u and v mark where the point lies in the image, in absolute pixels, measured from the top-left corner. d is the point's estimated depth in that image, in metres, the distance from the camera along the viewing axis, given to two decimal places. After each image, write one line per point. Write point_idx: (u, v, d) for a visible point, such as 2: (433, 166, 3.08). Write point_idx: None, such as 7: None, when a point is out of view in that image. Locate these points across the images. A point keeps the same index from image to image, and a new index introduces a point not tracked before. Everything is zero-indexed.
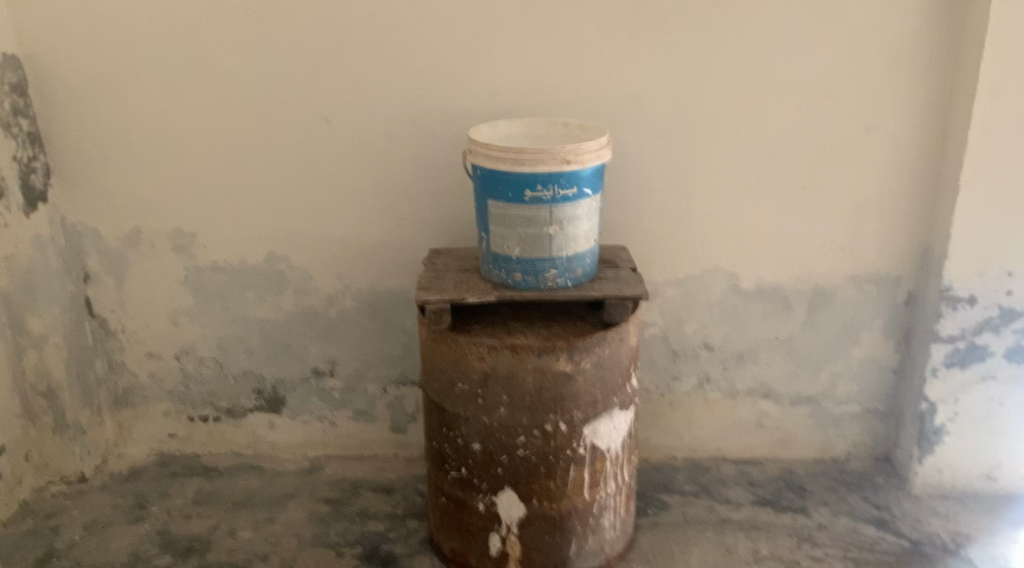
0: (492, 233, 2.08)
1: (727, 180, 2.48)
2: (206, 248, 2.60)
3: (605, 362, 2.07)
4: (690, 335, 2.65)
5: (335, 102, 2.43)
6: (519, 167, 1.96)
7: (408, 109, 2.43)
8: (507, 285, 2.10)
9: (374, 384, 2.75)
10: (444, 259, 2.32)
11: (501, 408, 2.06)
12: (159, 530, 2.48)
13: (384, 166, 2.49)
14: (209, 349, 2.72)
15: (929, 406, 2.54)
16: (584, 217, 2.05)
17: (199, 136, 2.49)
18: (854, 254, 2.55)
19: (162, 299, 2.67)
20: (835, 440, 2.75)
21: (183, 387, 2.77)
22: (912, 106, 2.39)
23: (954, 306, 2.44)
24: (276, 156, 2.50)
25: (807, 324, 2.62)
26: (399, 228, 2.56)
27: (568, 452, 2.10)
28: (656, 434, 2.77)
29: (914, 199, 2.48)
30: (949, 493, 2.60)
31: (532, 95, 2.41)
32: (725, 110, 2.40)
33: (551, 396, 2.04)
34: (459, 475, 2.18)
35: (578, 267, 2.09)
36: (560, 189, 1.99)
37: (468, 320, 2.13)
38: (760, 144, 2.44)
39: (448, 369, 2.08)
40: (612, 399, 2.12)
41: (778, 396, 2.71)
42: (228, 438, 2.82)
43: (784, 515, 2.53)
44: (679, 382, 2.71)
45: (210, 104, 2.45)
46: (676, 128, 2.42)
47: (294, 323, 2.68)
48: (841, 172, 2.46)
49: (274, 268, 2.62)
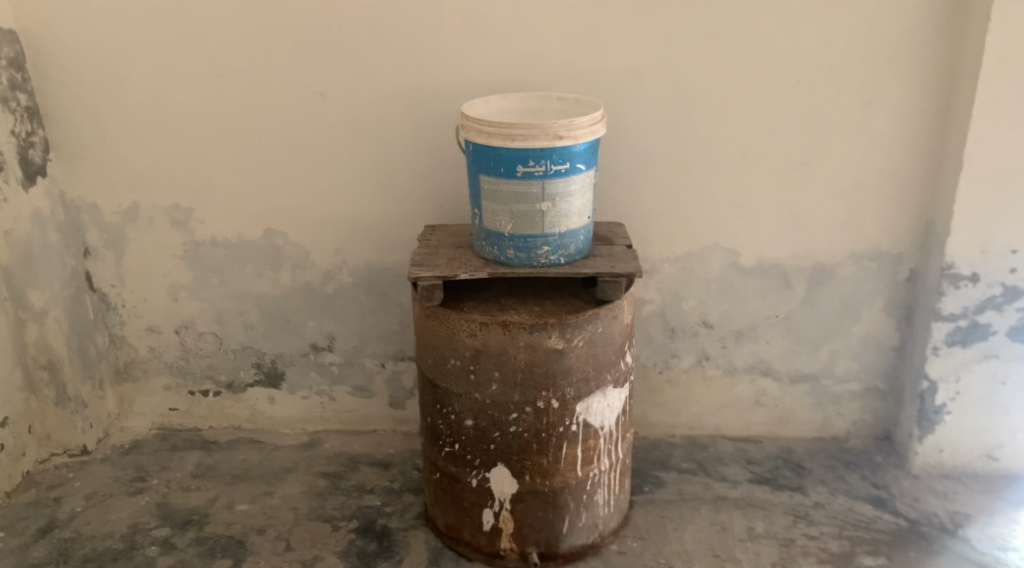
0: (484, 209, 2.06)
1: (725, 155, 2.44)
2: (204, 224, 2.61)
3: (598, 339, 2.06)
4: (688, 313, 2.64)
5: (329, 75, 2.41)
6: (510, 142, 1.94)
7: (403, 82, 2.41)
8: (500, 261, 2.08)
9: (371, 359, 2.75)
10: (438, 234, 2.31)
11: (493, 384, 2.05)
12: (159, 503, 2.51)
13: (380, 141, 2.48)
14: (208, 324, 2.73)
15: (930, 385, 2.51)
16: (577, 193, 2.03)
17: (194, 111, 2.48)
18: (855, 231, 2.51)
19: (162, 274, 2.68)
20: (834, 419, 2.73)
21: (184, 361, 2.78)
22: (915, 80, 2.34)
23: (956, 284, 2.41)
24: (271, 131, 2.49)
25: (806, 302, 2.60)
26: (395, 204, 2.55)
27: (560, 429, 2.10)
28: (653, 412, 2.76)
29: (916, 175, 2.44)
30: (949, 473, 2.58)
31: (528, 70, 2.38)
32: (723, 84, 2.37)
33: (543, 373, 2.03)
34: (452, 451, 2.18)
35: (571, 244, 2.07)
36: (552, 165, 1.96)
37: (460, 295, 2.13)
38: (758, 119, 2.40)
39: (440, 345, 2.08)
40: (605, 376, 2.11)
41: (778, 373, 2.70)
42: (228, 412, 2.84)
43: (781, 492, 2.53)
44: (677, 359, 2.70)
45: (205, 79, 2.44)
46: (673, 101, 2.39)
47: (293, 298, 2.68)
48: (841, 147, 2.42)
49: (271, 243, 2.62)
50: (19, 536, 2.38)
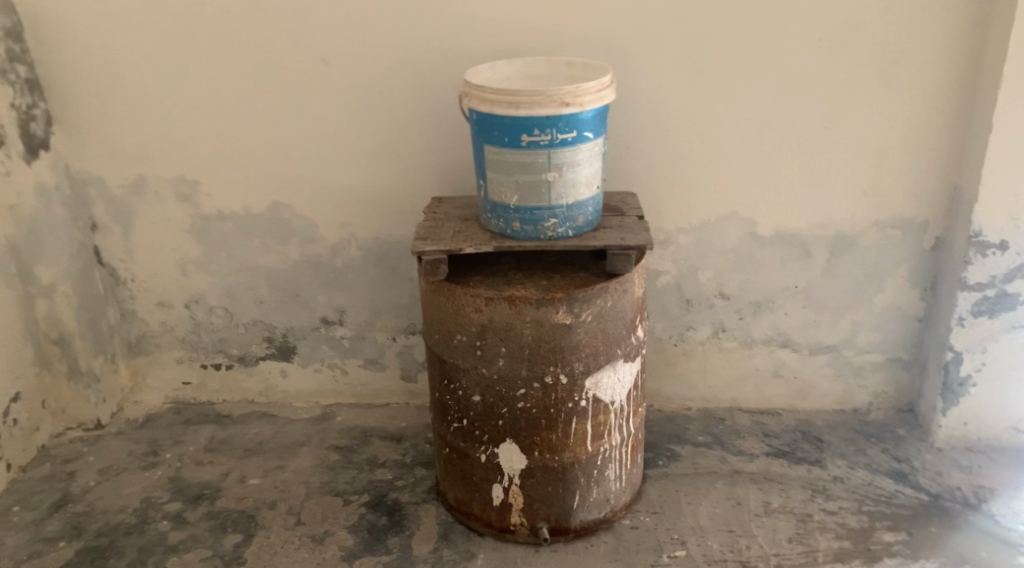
0: (489, 181, 1.99)
1: (742, 120, 2.36)
2: (211, 197, 2.58)
3: (607, 314, 2.01)
4: (704, 284, 2.57)
5: (332, 43, 2.35)
6: (514, 110, 1.86)
7: (406, 49, 2.34)
8: (506, 234, 2.03)
9: (383, 333, 2.73)
10: (445, 207, 2.25)
11: (500, 359, 2.01)
12: (172, 477, 2.52)
13: (385, 111, 2.42)
14: (219, 298, 2.71)
15: (955, 356, 2.42)
16: (585, 163, 1.96)
17: (196, 82, 2.43)
18: (878, 197, 2.42)
19: (170, 248, 2.66)
20: (855, 391, 2.66)
21: (195, 335, 2.78)
22: (943, 38, 2.23)
23: (984, 253, 2.31)
24: (276, 102, 2.44)
25: (827, 272, 2.52)
26: (402, 175, 2.50)
27: (569, 405, 2.06)
28: (669, 384, 2.71)
29: (944, 138, 2.34)
30: (975, 446, 2.50)
31: (536, 33, 2.30)
32: (740, 45, 2.27)
33: (551, 348, 1.99)
34: (461, 426, 2.15)
35: (579, 215, 2.01)
36: (558, 134, 1.89)
37: (467, 269, 2.08)
38: (776, 82, 2.31)
39: (447, 320, 2.04)
40: (615, 350, 2.06)
41: (797, 345, 2.63)
42: (241, 386, 2.84)
43: (799, 466, 2.47)
44: (693, 331, 2.64)
45: (206, 49, 2.39)
46: (689, 65, 2.30)
47: (302, 272, 2.66)
48: (864, 110, 2.33)
49: (278, 216, 2.59)
50: (34, 510, 2.40)
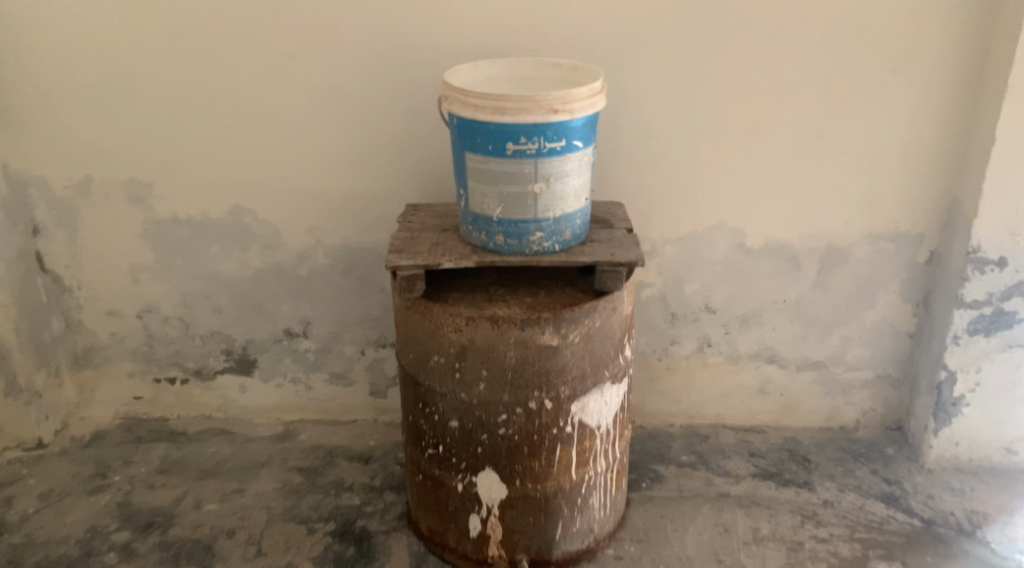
0: (470, 190, 1.85)
1: (734, 127, 2.24)
2: (165, 200, 2.39)
3: (595, 334, 1.88)
4: (691, 296, 2.45)
5: (299, 36, 2.17)
6: (499, 116, 1.72)
7: (380, 46, 2.18)
8: (488, 248, 1.88)
9: (350, 345, 2.57)
10: (421, 215, 2.10)
11: (481, 383, 1.87)
12: (120, 502, 2.33)
13: (356, 110, 2.26)
14: (173, 308, 2.53)
15: (948, 375, 2.34)
16: (574, 173, 1.82)
17: (150, 76, 2.24)
18: (872, 209, 2.32)
19: (120, 254, 2.46)
20: (844, 408, 2.57)
21: (148, 347, 2.59)
22: (945, 45, 2.13)
23: (982, 270, 2.22)
24: (238, 100, 2.26)
25: (817, 285, 2.42)
26: (373, 179, 2.34)
27: (554, 431, 1.92)
28: (651, 400, 2.59)
29: (942, 149, 2.25)
30: (965, 467, 2.42)
31: (520, 31, 2.15)
32: (735, 49, 2.15)
33: (535, 371, 1.85)
34: (436, 453, 2.00)
35: (567, 229, 1.87)
36: (546, 142, 1.75)
37: (445, 285, 1.94)
38: (770, 88, 2.19)
39: (423, 340, 1.90)
40: (603, 372, 1.93)
41: (785, 361, 2.52)
42: (197, 400, 2.65)
43: (787, 489, 2.37)
44: (678, 345, 2.52)
45: (160, 40, 2.20)
46: (680, 68, 2.17)
47: (264, 280, 2.48)
48: (861, 118, 2.22)
49: (239, 221, 2.41)
50: None
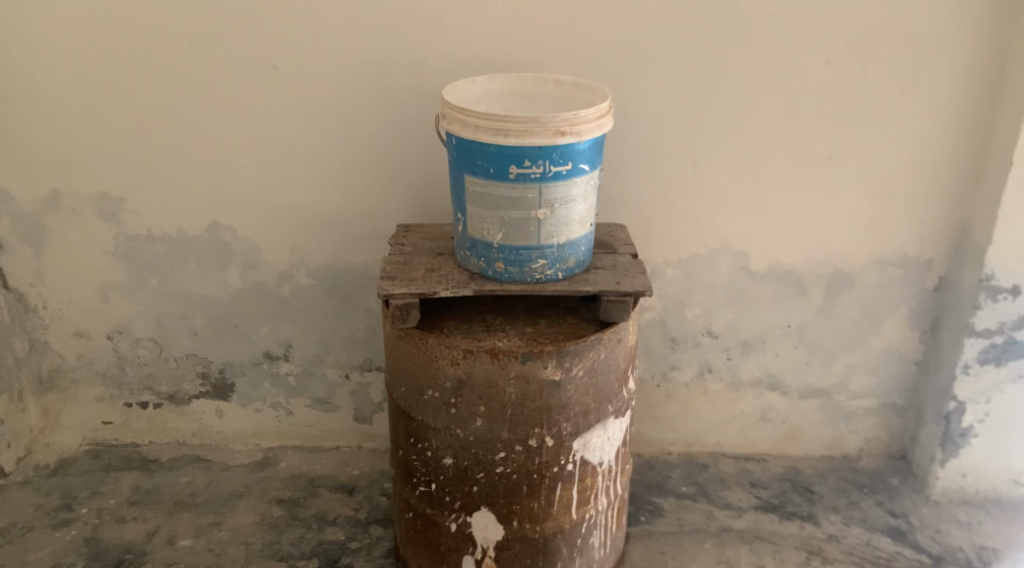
0: (469, 214, 1.73)
1: (740, 147, 2.13)
2: (139, 215, 2.25)
3: (600, 368, 1.78)
4: (691, 321, 2.35)
5: (283, 45, 2.05)
6: (502, 138, 1.61)
7: (371, 58, 2.06)
8: (487, 275, 1.77)
9: (334, 369, 2.44)
10: (413, 237, 1.98)
11: (478, 419, 1.76)
12: (87, 538, 2.19)
13: (344, 124, 2.13)
14: (146, 329, 2.39)
15: (957, 405, 2.26)
16: (580, 198, 1.71)
17: (124, 84, 2.10)
18: (881, 233, 2.23)
19: (90, 272, 2.32)
20: (846, 436, 2.49)
21: (118, 370, 2.44)
22: (960, 65, 2.05)
23: (995, 298, 2.15)
24: (218, 110, 2.12)
25: (822, 311, 2.33)
26: (360, 196, 2.21)
27: (554, 469, 1.81)
28: (649, 427, 2.49)
29: (954, 172, 2.16)
30: (972, 499, 2.35)
31: (518, 44, 2.03)
32: (742, 66, 2.04)
33: (536, 408, 1.74)
34: (428, 491, 1.89)
35: (571, 256, 1.76)
36: (552, 166, 1.63)
37: (440, 313, 1.82)
38: (778, 107, 2.09)
39: (416, 373, 1.78)
40: (606, 407, 1.83)
41: (786, 388, 2.43)
42: (171, 426, 2.51)
43: (791, 523, 2.28)
44: (677, 371, 2.42)
45: (136, 47, 2.06)
46: (685, 85, 2.06)
47: (243, 301, 2.35)
48: (871, 139, 2.13)
49: (218, 239, 2.27)
50: None
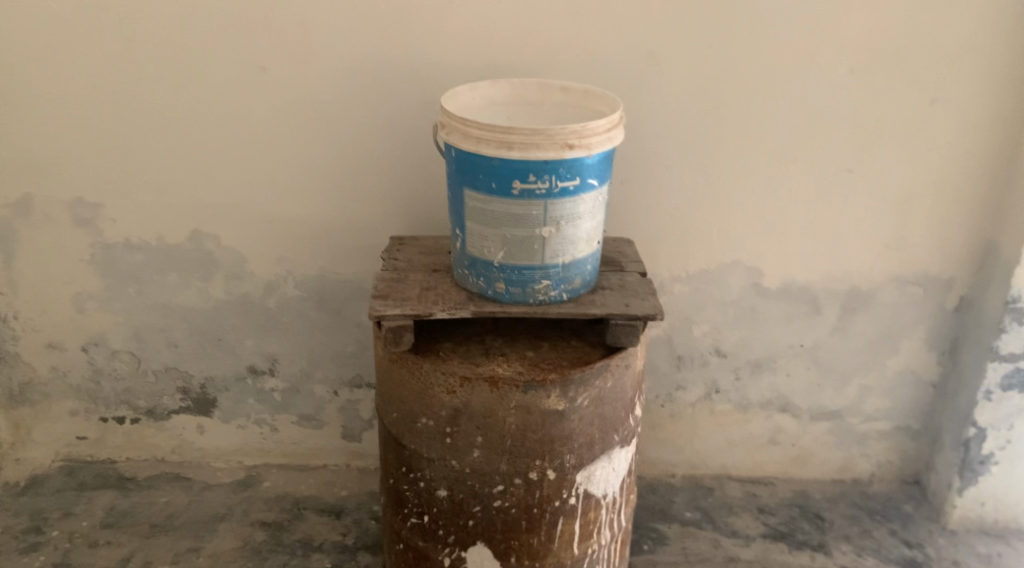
0: (468, 231, 1.61)
1: (756, 159, 2.00)
2: (116, 222, 2.11)
3: (606, 396, 1.66)
4: (699, 339, 2.23)
5: (271, 44, 1.92)
6: (505, 151, 1.48)
7: (365, 60, 1.93)
8: (486, 296, 1.65)
9: (322, 385, 2.32)
10: (408, 251, 1.86)
11: (475, 451, 1.64)
12: (57, 564, 2.07)
13: (335, 129, 2.00)
14: (124, 341, 2.25)
15: (977, 432, 2.16)
16: (587, 215, 1.58)
17: (98, 82, 1.96)
18: (900, 251, 2.11)
19: (63, 281, 2.18)
20: (858, 460, 2.38)
21: (94, 383, 2.31)
22: (988, 76, 1.92)
23: (1021, 321, 2.04)
24: (200, 112, 1.99)
25: (837, 330, 2.21)
26: (351, 205, 2.09)
27: (555, 503, 1.70)
28: (652, 448, 2.38)
29: (980, 188, 2.04)
30: (990, 529, 2.24)
31: (522, 47, 1.90)
32: (758, 74, 1.91)
33: (538, 439, 1.63)
34: (421, 523, 1.77)
35: (576, 276, 1.64)
36: (558, 181, 1.51)
37: (435, 335, 1.70)
38: (796, 117, 1.96)
39: (410, 400, 1.66)
40: (612, 437, 1.71)
41: (797, 410, 2.32)
42: (149, 442, 2.38)
43: (801, 553, 2.17)
44: (683, 391, 2.30)
45: (112, 42, 1.92)
46: (698, 93, 1.93)
47: (226, 313, 2.22)
48: (893, 153, 2.00)
49: (200, 248, 2.14)
50: None
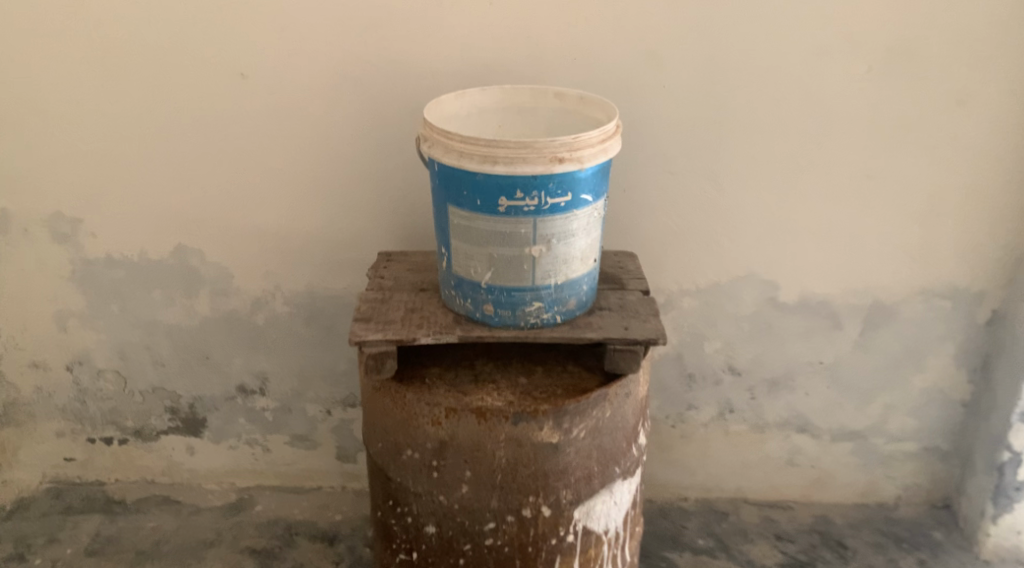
0: (453, 249, 1.49)
1: (769, 165, 1.86)
2: (96, 237, 2.02)
3: (604, 427, 1.54)
4: (711, 357, 2.10)
5: (251, 50, 1.81)
6: (490, 165, 1.37)
7: (350, 65, 1.82)
8: (474, 318, 1.53)
9: (314, 405, 2.22)
10: (395, 268, 1.75)
11: (464, 486, 1.52)
12: None
13: (320, 138, 1.89)
14: (108, 360, 2.17)
15: (1013, 456, 2.01)
16: (582, 232, 1.46)
17: (73, 92, 1.87)
18: (927, 263, 1.97)
19: (44, 298, 2.10)
20: (883, 483, 2.23)
21: (79, 403, 2.22)
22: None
23: None
24: (179, 122, 1.89)
25: (859, 346, 2.06)
26: (340, 218, 1.98)
27: (552, 541, 1.57)
28: (662, 470, 2.25)
29: (1014, 196, 1.89)
30: None
31: (516, 49, 1.78)
32: (770, 75, 1.77)
33: (531, 474, 1.51)
34: (410, 559, 1.66)
35: (571, 297, 1.52)
36: (548, 197, 1.39)
37: (422, 360, 1.59)
38: (812, 121, 1.82)
39: (394, 431, 1.55)
40: (613, 469, 1.59)
41: (817, 430, 2.18)
42: (138, 463, 2.30)
43: None
44: (695, 411, 2.17)
45: (85, 49, 1.83)
46: (706, 96, 1.80)
47: (213, 330, 2.12)
48: (916, 158, 1.85)
49: (184, 263, 2.05)
50: None
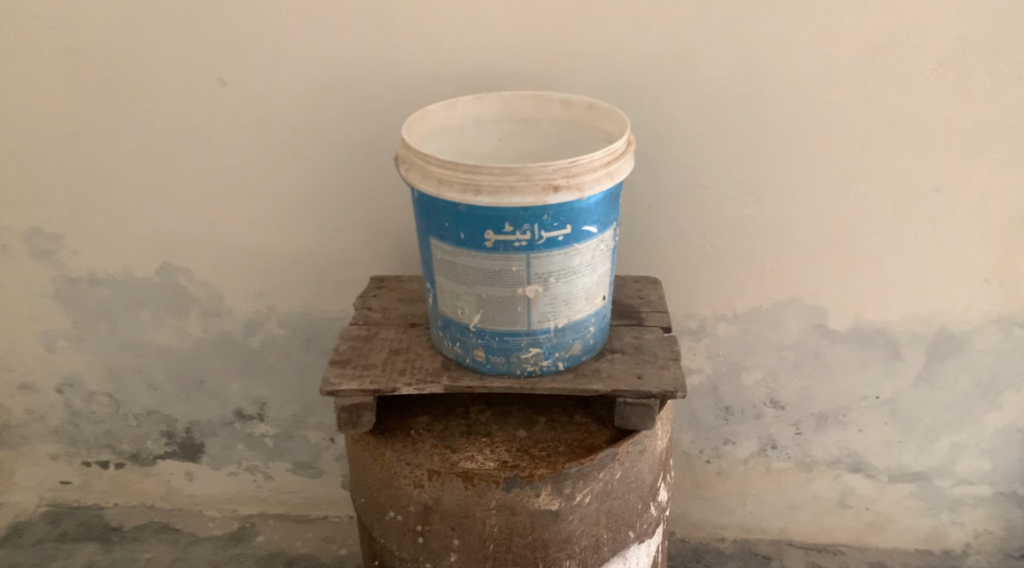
0: (438, 286, 1.29)
1: (818, 177, 1.61)
2: (78, 255, 1.88)
3: (613, 490, 1.33)
4: (751, 389, 1.86)
5: (229, 54, 1.62)
6: (474, 195, 1.16)
7: (339, 70, 1.61)
8: (464, 364, 1.33)
9: (317, 432, 2.06)
10: (386, 297, 1.56)
11: (452, 555, 1.33)
12: None
13: (309, 150, 1.70)
14: (99, 382, 2.04)
15: None
16: (586, 268, 1.25)
17: (40, 100, 1.70)
18: (1006, 287, 1.69)
19: (29, 318, 1.97)
20: (949, 529, 1.97)
21: (73, 426, 2.10)
22: None
23: None
24: (156, 134, 1.72)
25: (923, 380, 1.81)
26: (335, 236, 1.80)
27: None
28: (696, 507, 2.04)
29: None
30: None
31: (524, 49, 1.56)
32: (821, 73, 1.51)
33: (528, 544, 1.31)
34: None
35: (575, 341, 1.31)
36: (543, 231, 1.18)
37: (408, 408, 1.40)
38: (871, 126, 1.55)
39: (375, 489, 1.37)
40: (626, 535, 1.38)
41: (873, 470, 1.93)
42: (136, 488, 2.18)
43: None
44: (732, 446, 1.94)
45: (50, 54, 1.65)
46: (746, 99, 1.55)
47: (206, 353, 1.97)
48: (994, 168, 1.58)
49: (171, 282, 1.89)
50: None
